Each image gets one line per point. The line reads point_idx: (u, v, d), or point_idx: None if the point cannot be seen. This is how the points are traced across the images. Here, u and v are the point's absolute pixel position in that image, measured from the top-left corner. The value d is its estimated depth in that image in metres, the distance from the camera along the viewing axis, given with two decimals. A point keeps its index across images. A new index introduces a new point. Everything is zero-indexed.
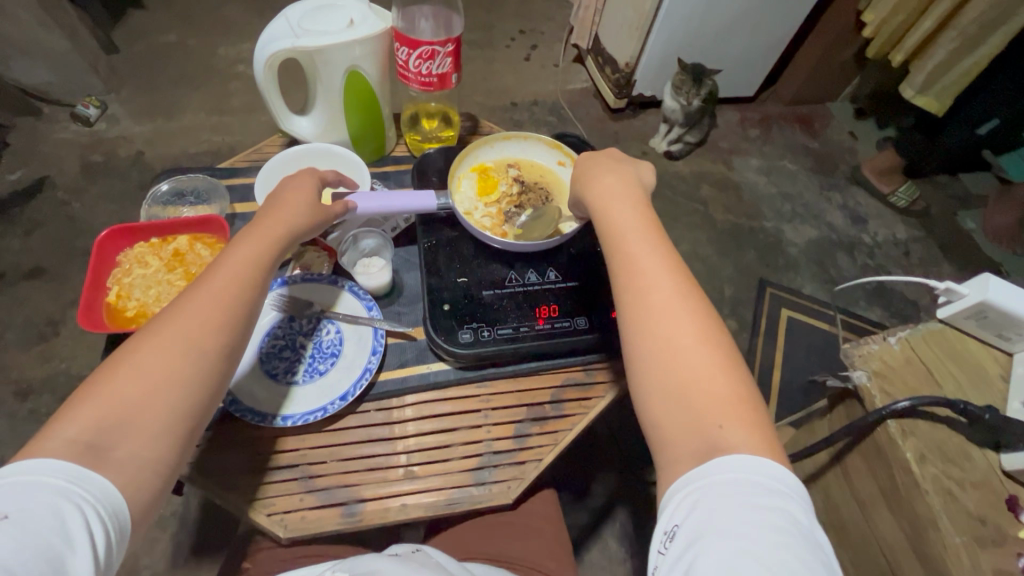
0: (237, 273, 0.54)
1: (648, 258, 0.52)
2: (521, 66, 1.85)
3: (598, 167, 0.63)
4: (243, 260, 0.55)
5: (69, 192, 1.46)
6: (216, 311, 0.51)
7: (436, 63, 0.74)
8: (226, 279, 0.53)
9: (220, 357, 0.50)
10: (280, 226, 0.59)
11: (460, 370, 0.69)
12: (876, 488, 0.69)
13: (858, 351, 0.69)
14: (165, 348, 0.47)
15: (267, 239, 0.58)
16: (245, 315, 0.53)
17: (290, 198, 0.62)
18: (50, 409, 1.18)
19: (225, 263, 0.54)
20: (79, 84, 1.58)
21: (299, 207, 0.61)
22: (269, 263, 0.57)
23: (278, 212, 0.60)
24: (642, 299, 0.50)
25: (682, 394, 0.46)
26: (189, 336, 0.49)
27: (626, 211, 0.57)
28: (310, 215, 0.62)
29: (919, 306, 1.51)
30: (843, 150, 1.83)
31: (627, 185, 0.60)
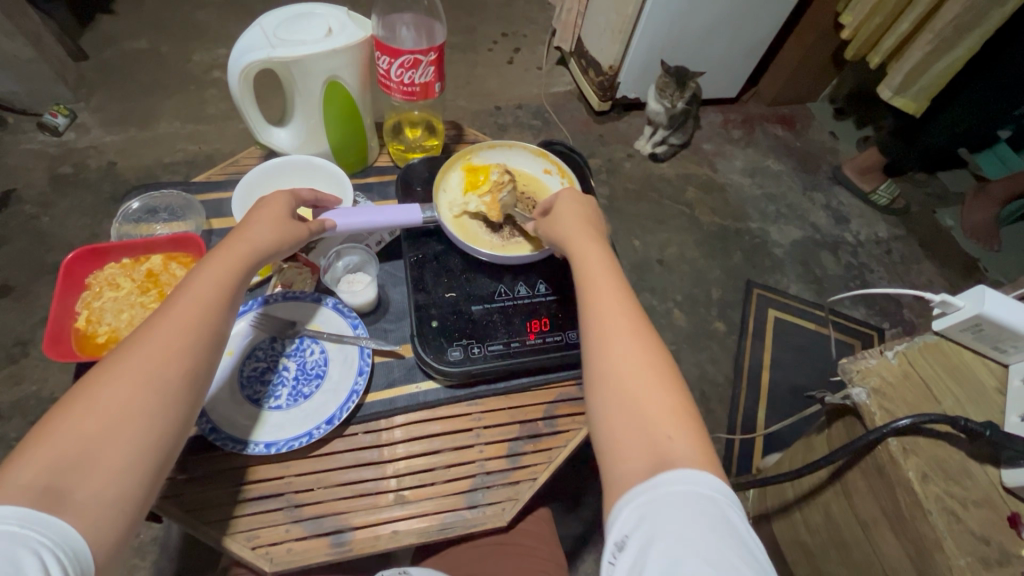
0: (205, 294, 0.52)
1: (607, 287, 0.54)
2: (504, 69, 1.83)
3: (563, 203, 0.65)
4: (213, 282, 0.53)
5: (38, 206, 1.40)
6: (182, 336, 0.49)
7: (419, 72, 0.72)
8: (192, 302, 0.51)
9: (186, 385, 0.48)
10: (251, 245, 0.57)
11: (450, 389, 0.67)
12: (879, 509, 0.68)
13: (855, 367, 0.68)
14: (126, 379, 0.45)
15: (238, 259, 0.55)
16: (213, 339, 0.51)
17: (261, 217, 0.59)
18: (21, 434, 1.13)
19: (192, 285, 0.52)
20: (47, 93, 1.52)
21: (267, 226, 0.59)
22: (238, 283, 0.55)
23: (246, 232, 0.58)
24: (606, 325, 0.51)
25: (629, 407, 0.46)
26: (153, 364, 0.46)
27: (590, 243, 0.59)
28: (284, 232, 0.60)
29: (902, 303, 1.53)
30: (825, 150, 1.85)
31: (587, 222, 0.63)
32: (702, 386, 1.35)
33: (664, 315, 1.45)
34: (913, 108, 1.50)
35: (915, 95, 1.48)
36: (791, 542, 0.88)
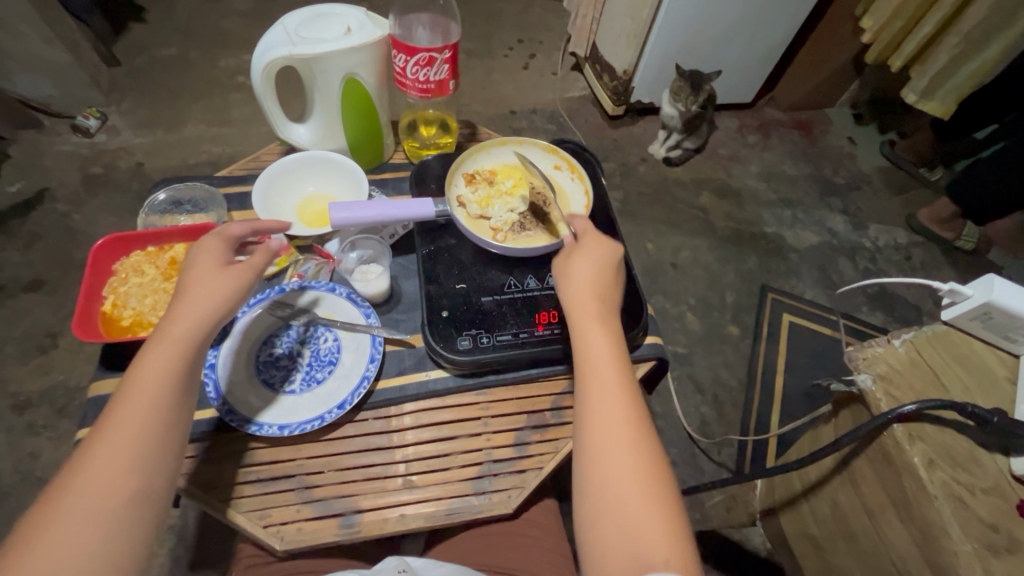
0: (150, 396, 0.48)
1: (603, 393, 0.52)
2: (520, 75, 1.86)
3: (570, 269, 0.60)
4: (162, 369, 0.49)
5: (70, 204, 1.46)
6: (129, 450, 0.46)
7: (434, 69, 0.74)
8: (138, 406, 0.48)
9: (146, 489, 0.46)
10: (192, 327, 0.52)
11: (460, 377, 0.68)
12: (886, 497, 0.66)
13: (861, 354, 0.68)
14: (84, 501, 0.44)
15: (177, 345, 0.51)
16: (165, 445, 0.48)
17: (201, 280, 0.54)
18: (48, 422, 1.18)
19: (137, 384, 0.49)
20: (81, 97, 1.59)
21: (210, 285, 0.54)
22: (187, 373, 0.51)
23: (185, 301, 0.53)
24: (605, 428, 0.51)
25: (620, 519, 0.46)
26: (102, 487, 0.44)
27: (594, 334, 0.56)
28: (234, 283, 0.55)
29: (922, 310, 1.50)
30: (843, 155, 1.83)
31: (596, 296, 0.58)
32: (715, 390, 1.34)
33: (677, 318, 1.44)
34: (943, 110, 1.48)
35: (944, 98, 1.47)
36: (799, 536, 0.88)
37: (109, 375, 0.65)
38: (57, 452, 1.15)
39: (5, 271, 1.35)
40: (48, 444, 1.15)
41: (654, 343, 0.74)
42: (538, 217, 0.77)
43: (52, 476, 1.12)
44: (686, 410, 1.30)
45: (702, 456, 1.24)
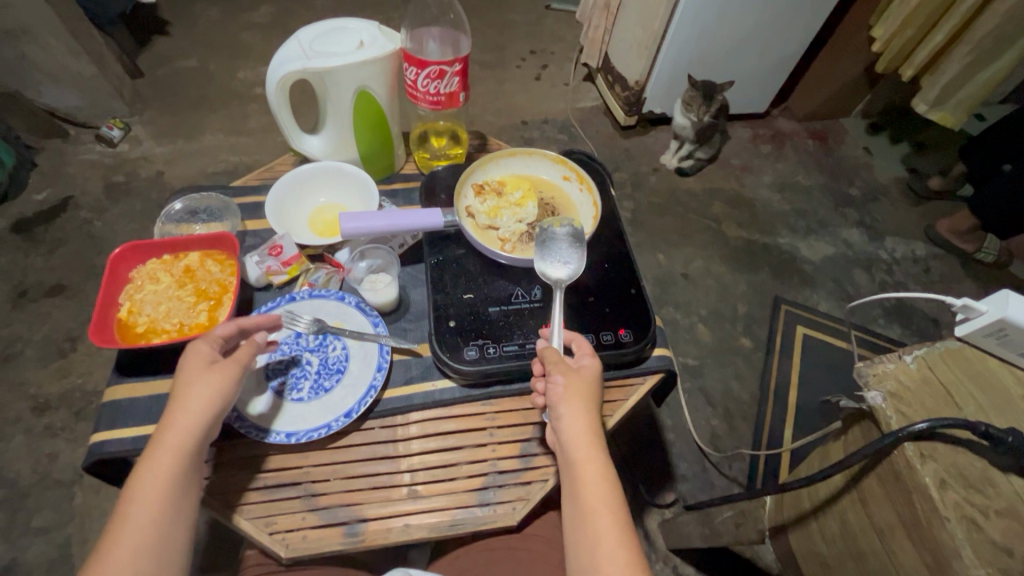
0: (151, 511, 0.49)
1: (603, 535, 0.50)
2: (532, 85, 1.87)
3: (571, 392, 0.57)
4: (161, 486, 0.50)
5: (92, 211, 1.50)
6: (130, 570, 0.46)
7: (444, 82, 0.75)
8: (140, 523, 0.48)
9: None
10: (183, 435, 0.52)
11: (466, 388, 0.69)
12: (896, 516, 0.65)
13: (872, 370, 0.67)
14: None
15: (173, 456, 0.51)
16: (169, 557, 0.48)
17: (192, 386, 0.54)
18: (66, 423, 1.20)
19: (135, 502, 0.49)
20: (105, 108, 1.64)
21: (200, 393, 0.54)
22: (185, 483, 0.51)
23: (177, 412, 0.53)
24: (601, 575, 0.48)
25: None
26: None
27: (590, 462, 0.54)
28: (222, 384, 0.55)
29: (941, 323, 1.47)
30: (859, 165, 1.81)
31: (594, 425, 0.57)
32: (726, 402, 1.32)
33: (688, 328, 1.43)
34: (952, 121, 1.48)
35: (954, 108, 1.45)
36: (808, 554, 0.86)
37: (123, 380, 0.67)
38: (73, 454, 1.17)
39: (29, 276, 1.39)
40: (65, 446, 1.18)
41: (662, 356, 0.73)
42: None
43: (67, 478, 1.15)
44: (696, 422, 1.28)
45: (713, 469, 1.23)
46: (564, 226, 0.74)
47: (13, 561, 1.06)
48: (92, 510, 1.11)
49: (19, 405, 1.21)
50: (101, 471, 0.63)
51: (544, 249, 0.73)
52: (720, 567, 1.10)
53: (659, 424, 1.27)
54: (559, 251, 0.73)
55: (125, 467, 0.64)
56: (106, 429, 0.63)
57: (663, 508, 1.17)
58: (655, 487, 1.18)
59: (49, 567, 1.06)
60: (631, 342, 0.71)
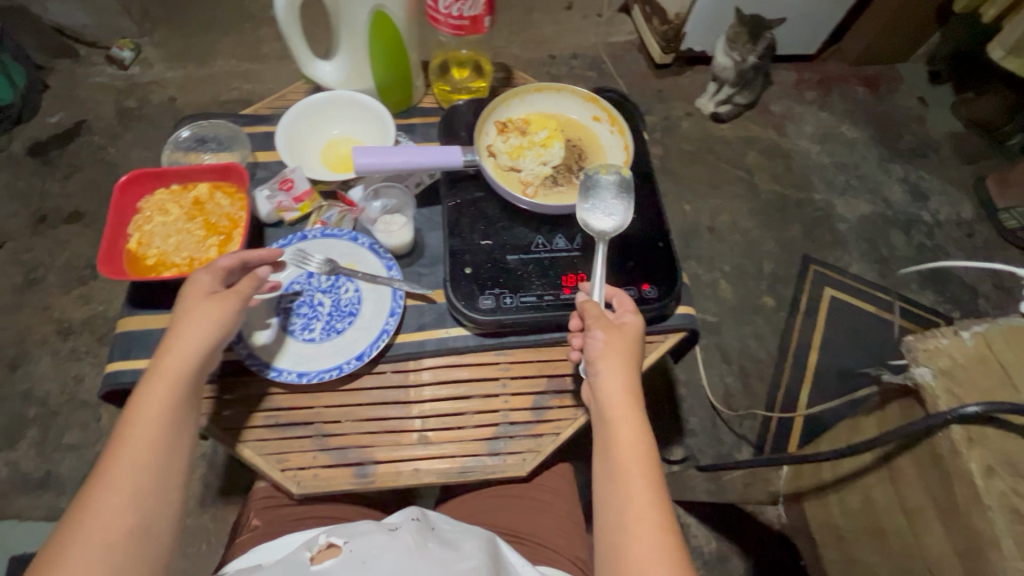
0: (149, 430, 0.48)
1: (635, 495, 0.49)
2: (562, 16, 1.73)
3: (609, 349, 0.56)
4: (159, 408, 0.49)
5: (106, 137, 1.47)
6: (130, 482, 0.46)
7: (468, 3, 0.68)
8: (139, 440, 0.48)
9: (144, 533, 0.45)
10: (180, 360, 0.51)
11: (480, 337, 0.67)
12: (930, 500, 0.63)
13: (922, 346, 0.63)
14: (90, 542, 0.43)
15: (175, 380, 0.51)
16: (166, 474, 0.48)
17: (192, 314, 0.53)
18: (90, 349, 1.23)
19: (136, 420, 0.49)
20: (114, 26, 1.56)
21: (201, 322, 0.53)
22: (182, 407, 0.51)
23: (178, 341, 0.52)
24: (628, 536, 0.47)
25: None
26: (113, 519, 0.44)
27: (625, 423, 0.53)
28: (223, 315, 0.54)
29: (978, 292, 1.40)
30: (912, 117, 1.67)
31: (632, 385, 0.55)
32: (742, 361, 1.30)
33: (710, 285, 1.39)
34: None
35: None
36: (823, 525, 0.87)
37: (135, 312, 0.66)
38: (98, 377, 1.21)
39: (47, 201, 1.38)
40: (89, 369, 1.21)
41: (686, 314, 0.70)
42: (571, 173, 0.73)
43: (93, 400, 1.19)
44: (710, 380, 1.27)
45: (723, 427, 1.22)
46: (611, 172, 0.69)
47: (47, 474, 1.12)
48: None
49: (45, 328, 1.25)
50: (117, 400, 0.63)
51: (587, 198, 0.68)
52: (720, 520, 1.12)
53: (672, 379, 1.25)
54: (605, 203, 0.68)
55: None
56: (120, 359, 0.64)
57: (670, 462, 1.18)
58: (664, 441, 1.19)
59: (81, 481, 1.12)
60: (655, 298, 0.67)
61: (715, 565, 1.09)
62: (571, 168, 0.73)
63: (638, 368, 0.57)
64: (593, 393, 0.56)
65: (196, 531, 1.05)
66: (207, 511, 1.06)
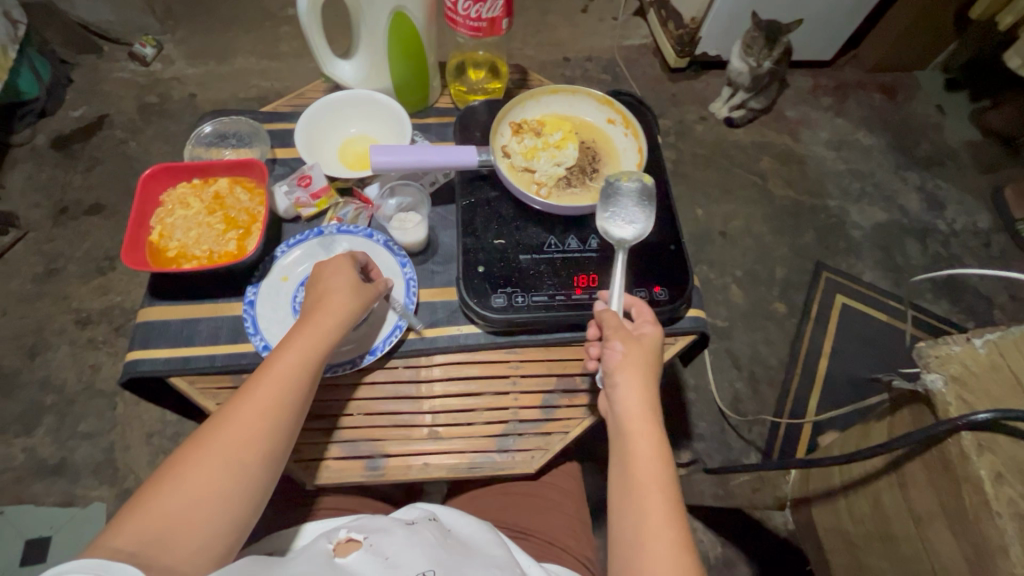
0: (283, 377, 0.53)
1: (652, 508, 0.49)
2: (578, 18, 1.74)
3: (628, 361, 0.56)
4: (297, 361, 0.54)
5: (127, 131, 1.50)
6: (260, 419, 0.51)
7: (486, 5, 0.69)
8: (274, 384, 0.53)
9: (262, 469, 0.50)
10: (322, 324, 0.57)
11: (491, 335, 0.67)
12: (938, 506, 0.63)
13: (934, 352, 0.63)
14: (221, 461, 0.48)
15: (315, 340, 0.56)
16: (283, 424, 0.52)
17: (336, 288, 0.59)
18: (107, 339, 1.26)
19: (277, 361, 0.54)
20: (137, 24, 1.59)
21: (344, 297, 0.58)
22: (314, 367, 0.55)
23: (325, 305, 0.58)
24: (644, 549, 0.48)
25: None
26: (233, 448, 0.49)
27: (642, 436, 0.53)
28: (361, 298, 0.60)
29: (993, 302, 1.38)
30: (928, 125, 1.65)
31: (650, 398, 0.56)
32: (752, 366, 1.29)
33: (721, 289, 1.38)
34: None
35: None
36: (831, 530, 0.86)
37: (155, 303, 0.68)
38: (115, 366, 1.23)
39: (69, 193, 1.41)
40: (106, 359, 1.24)
41: (695, 317, 0.70)
42: (584, 174, 0.74)
43: (110, 389, 1.21)
44: (719, 384, 1.27)
45: (731, 432, 1.22)
46: (632, 180, 0.69)
47: (64, 460, 1.15)
48: (132, 420, 1.18)
49: (65, 318, 1.27)
50: (137, 388, 0.65)
51: (608, 206, 0.69)
52: (726, 526, 1.12)
53: (680, 383, 1.25)
54: (625, 209, 0.69)
55: (158, 386, 0.66)
56: (140, 348, 0.65)
57: (678, 465, 1.18)
58: (672, 445, 1.19)
59: (96, 468, 1.14)
60: (665, 300, 0.67)
61: (721, 570, 1.08)
62: (584, 169, 0.74)
63: (658, 380, 0.57)
64: (612, 405, 0.57)
65: None
66: None
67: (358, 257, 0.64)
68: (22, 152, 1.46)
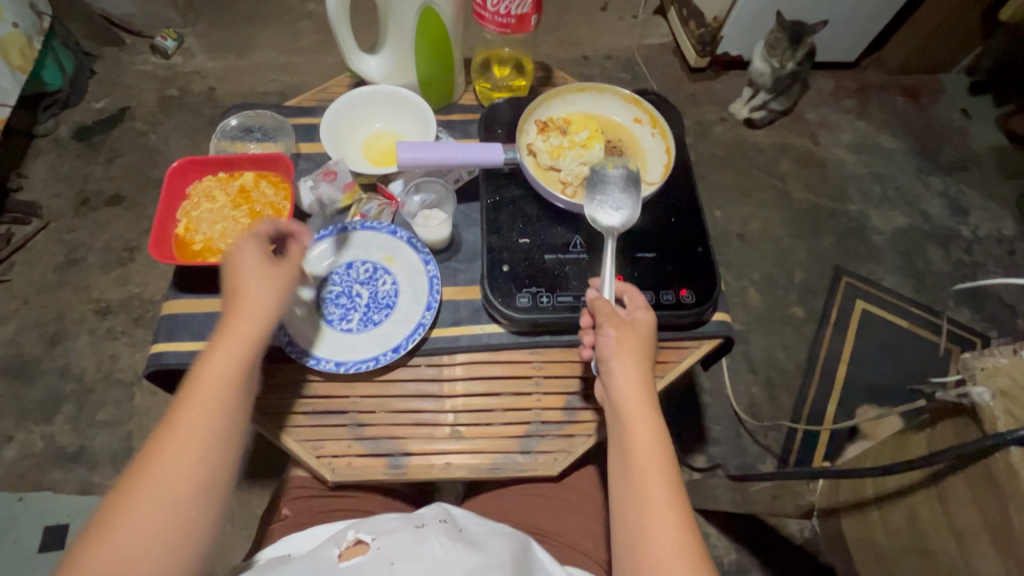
0: (214, 385, 0.51)
1: (652, 493, 0.48)
2: (597, 16, 1.72)
3: (623, 346, 0.56)
4: (223, 366, 0.52)
5: (147, 124, 1.51)
6: (197, 435, 0.48)
7: (515, 1, 0.68)
8: (205, 394, 0.50)
9: (212, 482, 0.48)
10: (249, 323, 0.54)
11: (515, 335, 0.67)
12: (981, 521, 0.62)
13: (980, 364, 0.62)
14: (163, 489, 0.45)
15: (242, 340, 0.53)
16: (225, 434, 0.49)
17: (255, 279, 0.56)
18: (126, 329, 1.27)
19: (202, 377, 0.51)
20: (159, 16, 1.60)
21: (265, 284, 0.56)
22: (248, 365, 0.53)
23: (245, 300, 0.55)
24: (647, 534, 0.47)
25: None
26: (171, 477, 0.46)
27: (641, 421, 0.52)
28: (285, 279, 0.58)
29: (1018, 311, 1.35)
30: (953, 129, 1.62)
31: (647, 383, 0.55)
32: (769, 371, 1.28)
33: (738, 292, 1.37)
34: None
35: None
36: (861, 541, 0.85)
37: (180, 296, 0.68)
38: (133, 357, 1.24)
39: (90, 184, 1.43)
40: (125, 349, 1.25)
41: (722, 321, 0.69)
42: None
43: (128, 379, 1.22)
44: (735, 389, 1.25)
45: (747, 437, 1.21)
46: (618, 167, 0.70)
47: (82, 448, 1.16)
48: (149, 410, 1.19)
49: (85, 307, 1.29)
50: (160, 380, 0.65)
51: (595, 193, 0.68)
52: (740, 532, 1.10)
53: (696, 387, 1.24)
54: (610, 196, 0.68)
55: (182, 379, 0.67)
56: (165, 341, 0.65)
57: (692, 469, 1.17)
58: (686, 448, 1.18)
59: (114, 456, 1.15)
60: (693, 304, 0.66)
61: None
62: None
63: (649, 364, 0.57)
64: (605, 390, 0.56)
65: None
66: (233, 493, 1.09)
67: (262, 230, 0.60)
68: (44, 142, 1.48)
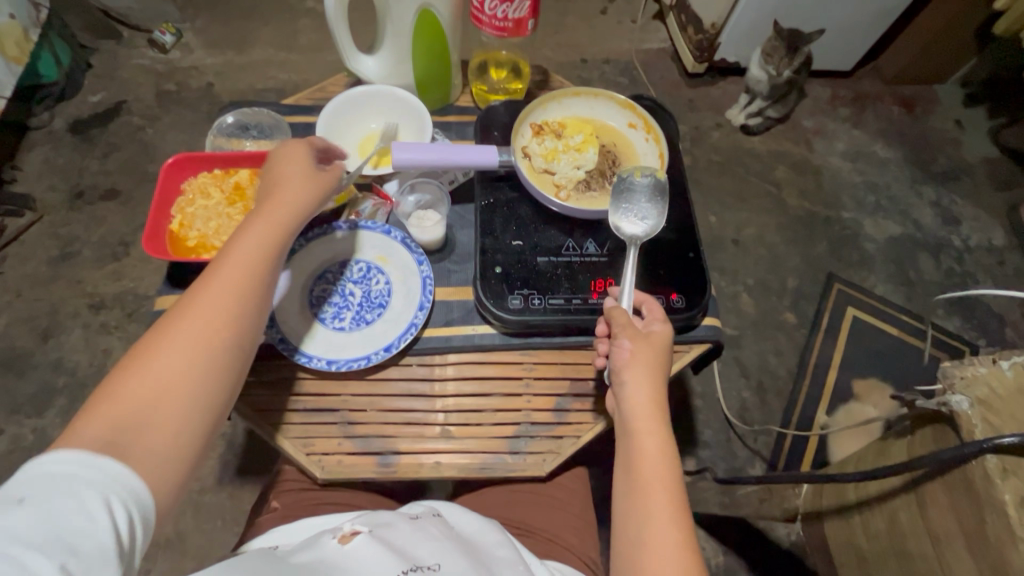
0: (245, 260, 0.53)
1: (656, 509, 0.49)
2: (597, 20, 1.73)
3: (636, 359, 0.56)
4: (256, 245, 0.54)
5: (144, 118, 1.51)
6: (224, 304, 0.51)
7: (513, 6, 0.68)
8: (235, 267, 0.53)
9: (232, 352, 0.50)
10: (284, 212, 0.57)
11: (506, 336, 0.67)
12: (958, 527, 0.63)
13: (959, 372, 0.62)
14: (186, 347, 0.48)
15: (275, 226, 0.56)
16: (248, 308, 0.52)
17: (294, 178, 0.59)
18: (119, 324, 1.26)
19: (235, 251, 0.53)
20: (157, 11, 1.60)
21: (302, 184, 0.60)
22: (277, 251, 0.56)
23: (282, 192, 0.58)
24: (649, 550, 0.47)
25: None
26: (195, 337, 0.49)
27: (650, 435, 0.53)
28: (321, 189, 0.61)
29: (1006, 320, 1.37)
30: (946, 140, 1.64)
31: (658, 399, 0.55)
32: (760, 376, 1.29)
33: (731, 297, 1.38)
34: None
35: None
36: (842, 545, 0.86)
37: (174, 292, 0.68)
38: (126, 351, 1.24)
39: (85, 177, 1.42)
40: (118, 343, 1.25)
41: (711, 325, 0.70)
42: (604, 178, 0.74)
43: None
44: (727, 393, 1.26)
45: (737, 441, 1.21)
46: (645, 175, 0.70)
47: None
48: None
49: (78, 301, 1.28)
50: None
51: (622, 201, 0.69)
52: (729, 535, 1.11)
53: (688, 391, 1.25)
54: (638, 205, 0.69)
55: None
56: None
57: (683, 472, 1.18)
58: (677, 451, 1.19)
59: None
60: (682, 309, 0.67)
61: None
62: (604, 172, 0.74)
63: (664, 377, 0.57)
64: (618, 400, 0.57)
65: (212, 508, 1.08)
66: (225, 489, 1.09)
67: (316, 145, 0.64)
68: (39, 135, 1.47)
